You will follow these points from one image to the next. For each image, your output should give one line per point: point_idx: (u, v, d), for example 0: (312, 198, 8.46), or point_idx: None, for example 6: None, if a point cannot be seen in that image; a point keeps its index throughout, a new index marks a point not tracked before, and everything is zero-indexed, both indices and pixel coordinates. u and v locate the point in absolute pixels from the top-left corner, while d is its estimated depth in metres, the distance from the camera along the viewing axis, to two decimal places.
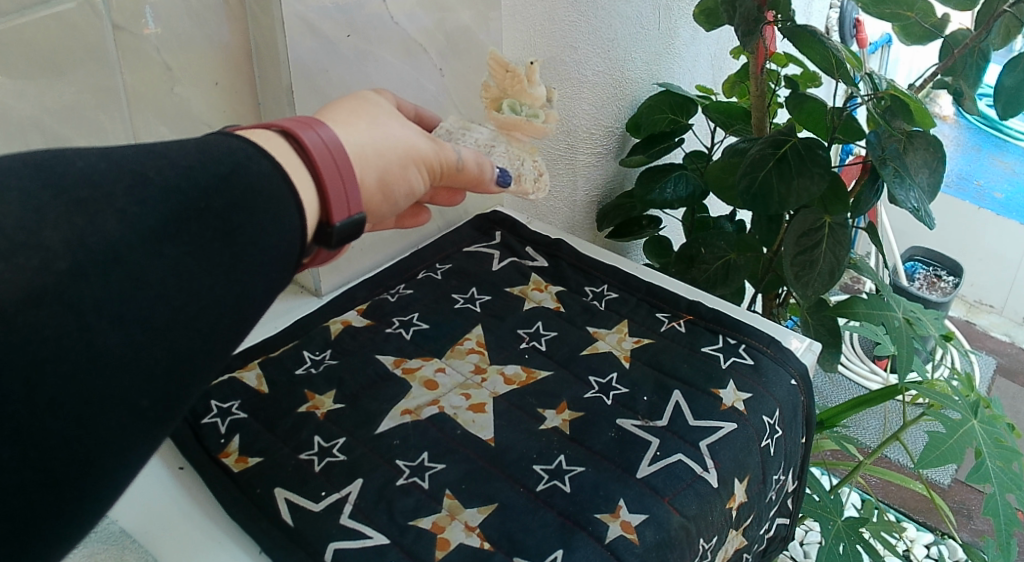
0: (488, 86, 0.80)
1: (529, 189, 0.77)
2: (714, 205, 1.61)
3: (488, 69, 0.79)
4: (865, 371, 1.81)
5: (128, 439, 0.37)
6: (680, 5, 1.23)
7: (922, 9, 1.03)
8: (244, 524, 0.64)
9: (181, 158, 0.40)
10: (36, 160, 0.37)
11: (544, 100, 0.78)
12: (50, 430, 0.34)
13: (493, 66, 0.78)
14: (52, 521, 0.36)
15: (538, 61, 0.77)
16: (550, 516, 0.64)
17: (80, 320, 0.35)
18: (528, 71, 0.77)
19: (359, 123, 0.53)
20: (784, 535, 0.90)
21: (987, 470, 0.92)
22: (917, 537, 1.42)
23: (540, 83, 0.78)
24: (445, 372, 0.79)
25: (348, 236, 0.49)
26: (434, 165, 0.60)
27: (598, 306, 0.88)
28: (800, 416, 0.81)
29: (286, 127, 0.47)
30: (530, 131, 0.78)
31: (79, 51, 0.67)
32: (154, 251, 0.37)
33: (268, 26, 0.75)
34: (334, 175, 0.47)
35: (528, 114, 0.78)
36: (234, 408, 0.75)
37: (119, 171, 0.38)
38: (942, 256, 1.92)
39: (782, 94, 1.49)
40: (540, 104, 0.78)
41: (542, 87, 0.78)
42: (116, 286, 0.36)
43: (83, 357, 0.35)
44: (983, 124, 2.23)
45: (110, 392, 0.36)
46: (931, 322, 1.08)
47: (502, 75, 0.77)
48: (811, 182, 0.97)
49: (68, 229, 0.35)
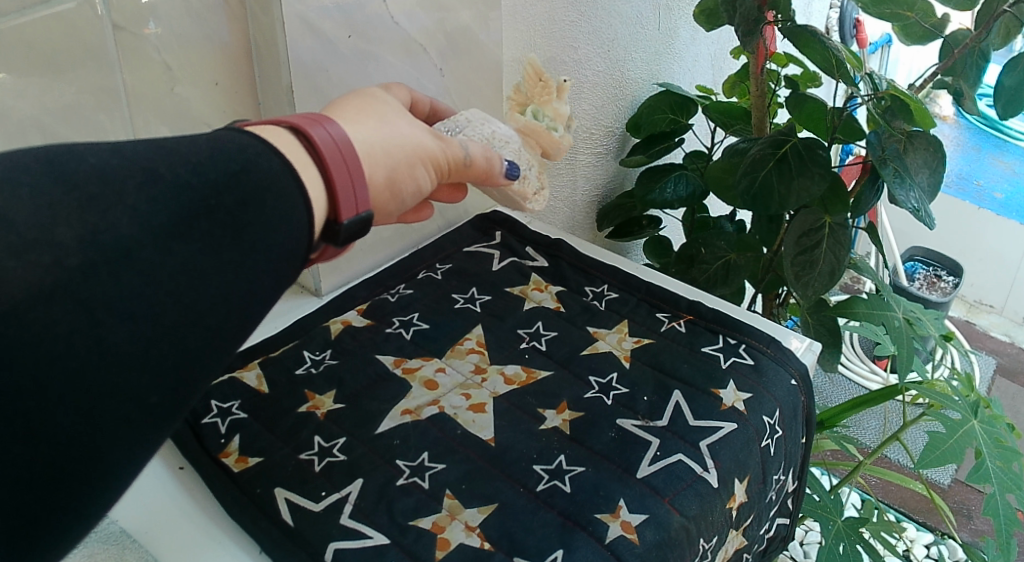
0: (517, 90, 0.83)
1: (529, 194, 0.77)
2: (714, 205, 1.61)
3: (522, 74, 0.82)
4: (865, 371, 1.81)
5: (133, 436, 0.37)
6: (680, 5, 1.24)
7: (921, 9, 1.02)
8: (245, 524, 0.64)
9: (192, 154, 0.40)
10: (45, 153, 0.37)
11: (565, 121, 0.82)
12: (54, 428, 0.34)
13: (528, 72, 0.82)
14: (55, 516, 0.36)
15: (569, 81, 0.82)
16: (550, 516, 0.64)
17: (90, 316, 0.35)
18: (559, 87, 0.82)
19: (367, 121, 0.53)
20: (784, 535, 0.90)
21: (987, 470, 0.92)
22: (917, 537, 1.42)
23: (567, 104, 0.82)
24: (444, 372, 0.79)
25: (356, 234, 0.49)
26: (441, 163, 0.60)
27: (598, 306, 0.88)
28: (801, 416, 0.81)
29: (294, 123, 0.46)
30: (546, 141, 0.80)
31: (79, 51, 0.67)
32: (162, 248, 0.37)
33: (268, 26, 0.75)
34: (342, 171, 0.47)
35: (548, 125, 0.81)
36: (234, 408, 0.75)
37: (129, 166, 0.38)
38: (941, 256, 1.92)
39: (781, 94, 1.49)
40: (562, 122, 0.82)
41: (568, 107, 0.82)
42: (125, 282, 0.36)
43: (91, 353, 0.35)
44: (983, 124, 2.23)
45: (118, 389, 0.36)
46: (931, 322, 1.08)
47: (534, 83, 0.81)
48: (812, 182, 0.97)
49: (79, 225, 0.35)
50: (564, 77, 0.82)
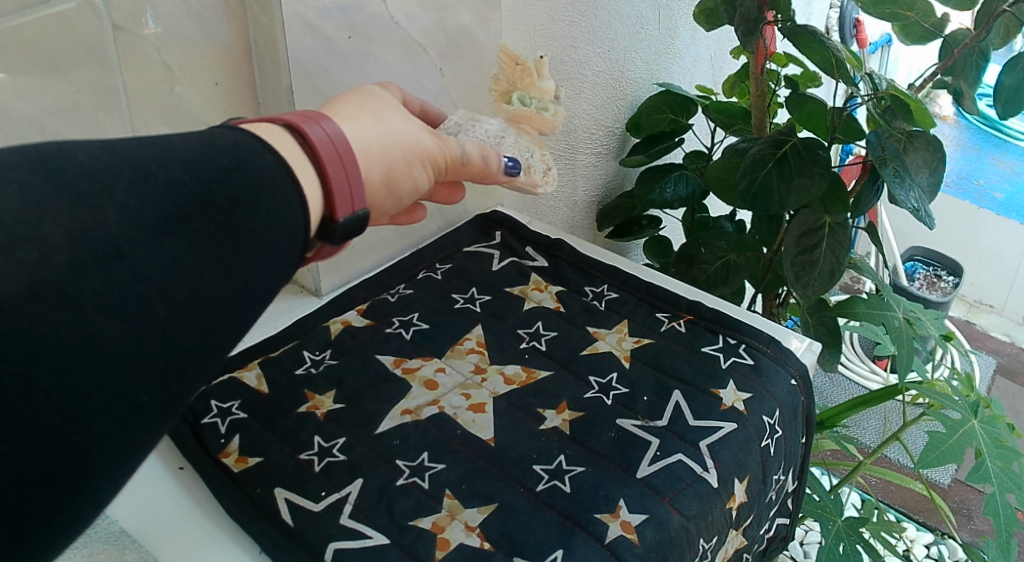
0: (497, 78, 0.82)
1: (539, 179, 0.77)
2: (714, 205, 1.61)
3: (498, 61, 0.81)
4: (865, 371, 1.81)
5: (127, 436, 0.37)
6: (680, 4, 1.24)
7: (922, 9, 1.02)
8: (244, 523, 0.64)
9: (184, 152, 0.40)
10: (36, 151, 0.37)
11: (552, 94, 0.82)
12: (47, 426, 0.34)
13: (503, 58, 0.80)
14: (51, 516, 0.36)
15: (546, 54, 0.80)
16: (549, 515, 0.64)
17: (80, 314, 0.35)
18: (538, 64, 0.80)
19: (364, 118, 0.53)
20: (784, 535, 0.90)
21: (987, 471, 0.91)
22: (917, 537, 1.42)
23: (548, 75, 0.81)
24: (444, 372, 0.79)
25: (352, 231, 0.49)
26: (438, 161, 0.60)
27: (598, 306, 0.88)
28: (801, 415, 0.81)
29: (290, 120, 0.47)
30: (539, 123, 0.81)
31: (79, 49, 0.67)
32: (155, 246, 0.37)
33: (269, 26, 0.75)
34: (338, 169, 0.47)
35: (538, 107, 0.80)
36: (234, 408, 0.75)
37: (120, 164, 0.38)
38: (942, 256, 1.92)
39: (781, 94, 1.49)
40: (549, 96, 0.81)
41: (551, 81, 0.81)
42: (116, 280, 0.36)
43: (81, 352, 0.35)
44: (983, 124, 2.23)
45: (109, 388, 0.36)
46: (931, 322, 1.08)
47: (512, 68, 0.80)
48: (811, 181, 0.97)
49: (67, 222, 0.35)
50: (540, 52, 0.80)
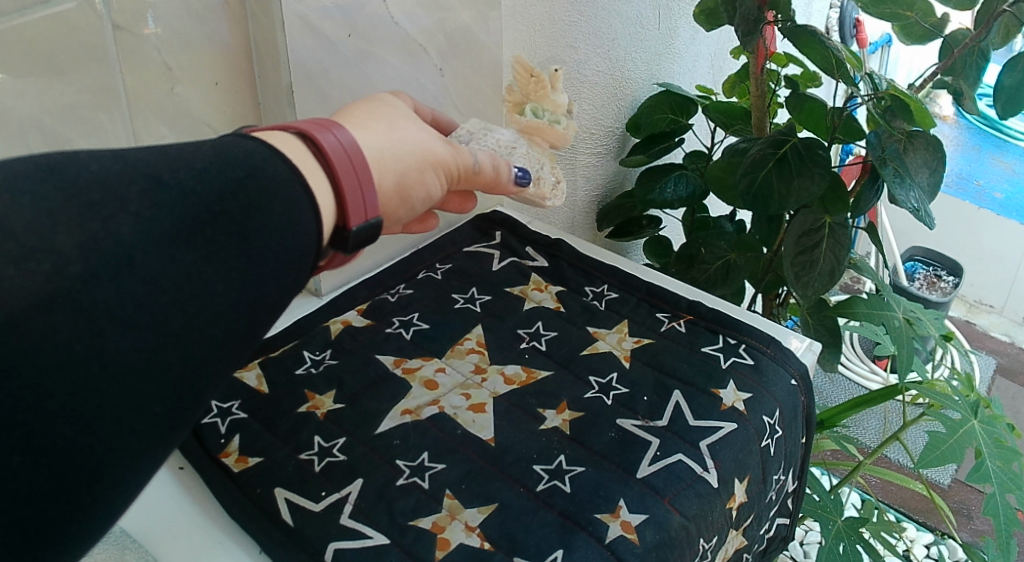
0: (511, 90, 0.83)
1: (548, 193, 0.77)
2: (713, 205, 1.61)
3: (513, 74, 0.82)
4: (865, 371, 1.81)
5: (135, 445, 0.37)
6: (680, 4, 1.24)
7: (921, 9, 1.02)
8: (245, 524, 0.64)
9: (196, 162, 0.40)
10: (46, 161, 0.37)
11: (564, 107, 0.82)
12: (57, 435, 0.34)
13: (518, 70, 0.81)
14: (55, 528, 0.36)
15: (561, 68, 0.81)
16: (550, 516, 0.64)
17: (92, 326, 0.35)
18: (552, 77, 0.80)
19: (377, 126, 0.53)
20: (784, 535, 0.90)
21: (987, 471, 0.91)
22: (917, 537, 1.42)
23: (562, 90, 0.82)
24: (444, 372, 0.79)
25: (366, 240, 0.49)
26: (451, 169, 0.60)
27: (598, 306, 0.88)
28: (801, 416, 0.81)
29: (302, 129, 0.47)
30: (550, 136, 0.81)
31: (78, 50, 0.67)
32: (167, 255, 0.37)
33: (268, 26, 0.75)
34: (351, 178, 0.47)
35: (550, 119, 0.81)
36: (234, 408, 0.75)
37: (131, 174, 0.38)
38: (942, 256, 1.92)
39: (779, 93, 1.49)
40: (562, 110, 0.82)
41: (564, 95, 0.81)
42: (128, 289, 0.36)
43: (93, 363, 0.35)
44: (983, 124, 2.23)
45: (121, 398, 0.36)
46: (931, 322, 1.08)
47: (526, 79, 0.81)
48: (812, 182, 0.97)
49: (79, 233, 0.35)
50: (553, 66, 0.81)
